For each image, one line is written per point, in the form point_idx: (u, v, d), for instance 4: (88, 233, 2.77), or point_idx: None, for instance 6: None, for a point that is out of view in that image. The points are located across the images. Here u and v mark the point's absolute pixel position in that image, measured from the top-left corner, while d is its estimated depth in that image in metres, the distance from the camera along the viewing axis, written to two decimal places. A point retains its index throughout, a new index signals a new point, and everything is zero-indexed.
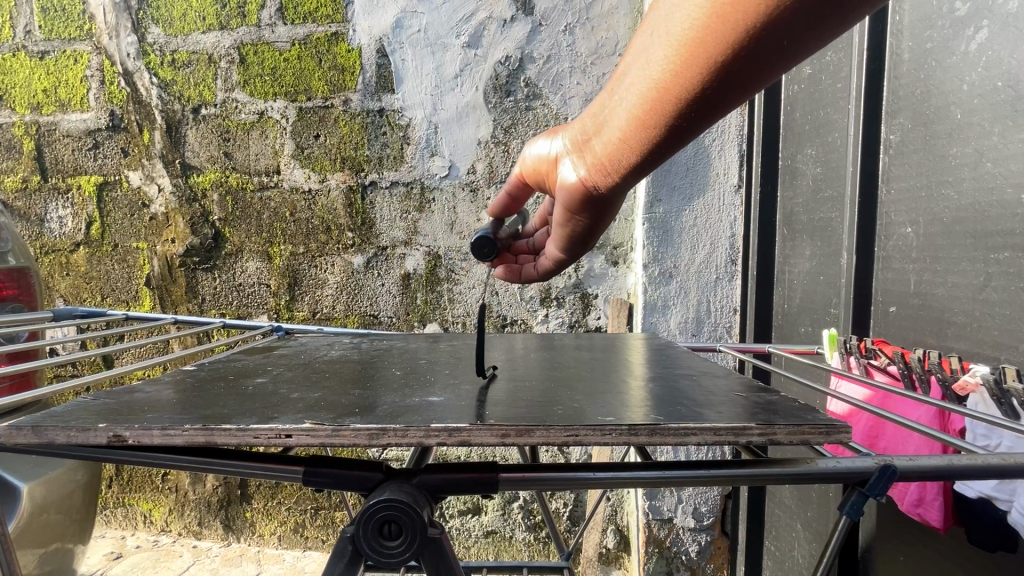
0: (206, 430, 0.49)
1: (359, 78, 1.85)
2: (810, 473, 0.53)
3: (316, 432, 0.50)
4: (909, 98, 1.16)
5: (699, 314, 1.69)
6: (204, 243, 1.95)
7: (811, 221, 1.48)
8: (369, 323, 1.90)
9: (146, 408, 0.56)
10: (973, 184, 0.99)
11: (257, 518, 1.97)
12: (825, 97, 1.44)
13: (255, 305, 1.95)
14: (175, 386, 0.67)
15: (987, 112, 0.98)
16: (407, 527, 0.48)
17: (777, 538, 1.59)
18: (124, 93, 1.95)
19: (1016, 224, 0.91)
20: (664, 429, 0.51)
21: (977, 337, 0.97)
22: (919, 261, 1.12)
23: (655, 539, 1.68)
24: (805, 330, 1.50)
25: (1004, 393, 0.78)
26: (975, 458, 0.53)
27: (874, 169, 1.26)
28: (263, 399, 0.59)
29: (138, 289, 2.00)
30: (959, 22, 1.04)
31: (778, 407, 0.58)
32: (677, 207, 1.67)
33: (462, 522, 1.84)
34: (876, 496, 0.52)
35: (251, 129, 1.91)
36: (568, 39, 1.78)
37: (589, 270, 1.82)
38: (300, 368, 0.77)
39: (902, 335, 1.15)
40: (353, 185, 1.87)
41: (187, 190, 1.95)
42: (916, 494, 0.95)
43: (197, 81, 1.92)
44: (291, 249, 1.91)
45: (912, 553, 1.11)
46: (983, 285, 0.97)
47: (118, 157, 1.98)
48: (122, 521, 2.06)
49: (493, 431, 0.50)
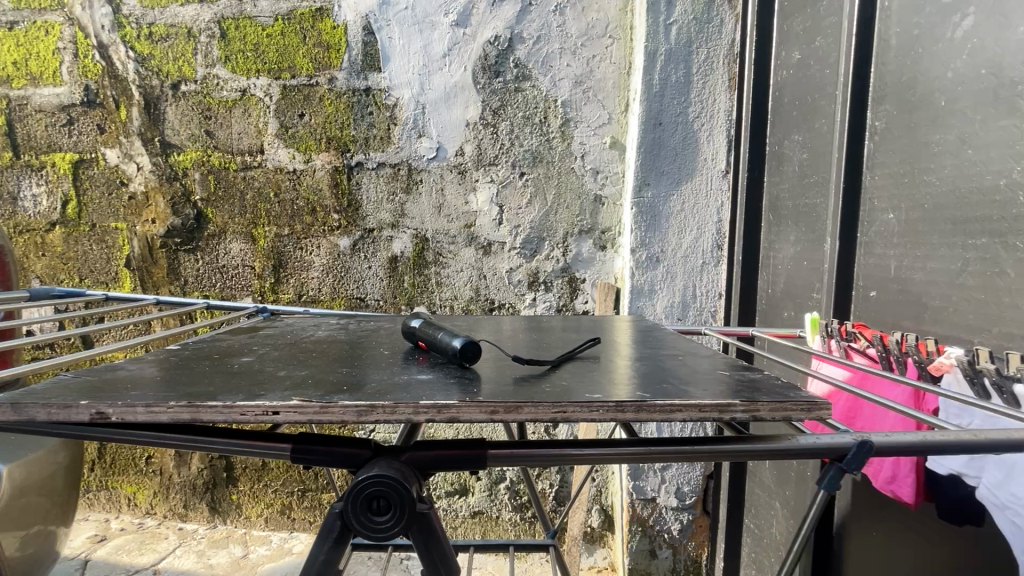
0: (191, 407, 0.49)
1: (344, 55, 1.81)
2: (791, 448, 0.54)
3: (304, 408, 0.50)
4: (895, 85, 1.17)
5: (685, 299, 1.71)
6: (186, 224, 1.91)
7: (797, 206, 1.50)
8: (355, 306, 1.88)
9: (130, 385, 0.56)
10: (954, 170, 1.01)
11: (243, 501, 1.97)
12: (814, 82, 1.44)
13: (239, 287, 1.92)
14: (158, 364, 0.66)
15: (971, 99, 0.99)
16: (396, 503, 0.48)
17: (756, 516, 1.64)
18: (99, 67, 1.88)
19: (994, 210, 0.93)
20: (650, 405, 0.51)
21: (953, 320, 1.00)
22: (900, 246, 1.14)
23: (639, 518, 1.72)
24: (788, 314, 1.53)
25: (976, 373, 0.80)
26: (947, 434, 0.54)
27: (859, 156, 1.27)
28: (250, 377, 0.59)
29: (118, 270, 1.96)
30: (946, 8, 1.05)
31: (761, 386, 0.59)
32: (666, 191, 1.68)
33: (449, 502, 1.86)
34: (853, 470, 0.54)
35: (233, 106, 1.86)
36: (558, 19, 1.75)
37: (577, 254, 1.82)
38: (286, 348, 0.77)
39: (881, 319, 1.18)
40: (339, 165, 1.84)
41: (167, 168, 1.90)
42: (890, 471, 0.98)
43: (176, 56, 1.86)
44: (276, 230, 1.88)
45: (886, 528, 1.15)
46: (960, 270, 0.99)
47: (94, 134, 1.92)
48: (105, 504, 2.04)
49: (481, 407, 0.50)
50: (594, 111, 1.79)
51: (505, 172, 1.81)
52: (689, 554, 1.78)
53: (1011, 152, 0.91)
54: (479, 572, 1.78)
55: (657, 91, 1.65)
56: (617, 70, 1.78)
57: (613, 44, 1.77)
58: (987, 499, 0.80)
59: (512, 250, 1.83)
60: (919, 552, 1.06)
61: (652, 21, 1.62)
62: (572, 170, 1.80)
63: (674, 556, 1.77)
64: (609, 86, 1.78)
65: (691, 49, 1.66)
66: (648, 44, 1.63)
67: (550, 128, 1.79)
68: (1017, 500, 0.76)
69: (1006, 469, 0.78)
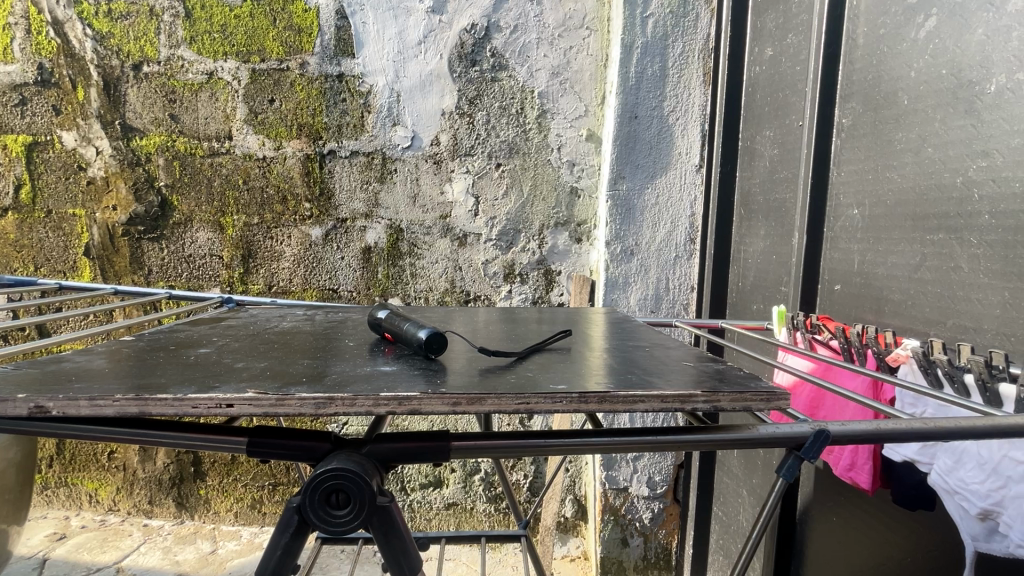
0: (139, 399, 0.47)
1: (316, 40, 1.76)
2: (752, 438, 0.55)
3: (259, 401, 0.49)
4: (862, 83, 1.20)
5: (658, 292, 1.73)
6: (150, 212, 1.84)
7: (767, 201, 1.52)
8: (327, 297, 1.84)
9: (75, 377, 0.54)
10: (915, 167, 1.04)
11: (211, 496, 1.92)
12: (785, 79, 1.46)
13: (206, 277, 1.86)
14: (109, 355, 0.64)
15: (932, 98, 1.01)
16: (355, 496, 0.47)
17: (725, 504, 1.68)
18: (54, 44, 1.79)
19: (951, 207, 0.96)
20: (613, 396, 0.52)
21: (910, 314, 1.03)
22: (864, 241, 1.17)
23: (611, 507, 1.74)
24: (757, 307, 1.56)
25: (930, 364, 0.83)
26: (900, 422, 0.56)
27: (826, 153, 1.30)
28: (206, 369, 0.58)
29: (77, 259, 1.87)
30: (911, 9, 1.07)
31: (723, 377, 0.60)
32: (641, 185, 1.69)
33: (423, 494, 1.86)
34: (811, 459, 0.55)
35: (199, 90, 1.79)
36: (535, 10, 1.74)
37: (553, 247, 1.82)
38: (247, 339, 0.74)
39: (845, 312, 1.22)
40: (310, 153, 1.80)
41: (129, 153, 1.82)
42: (849, 458, 1.01)
43: (137, 35, 1.78)
44: (244, 219, 1.83)
45: (846, 514, 1.19)
46: (918, 264, 1.02)
47: (49, 116, 1.82)
48: (65, 501, 1.97)
49: (444, 399, 0.50)
50: (570, 103, 1.78)
51: (481, 163, 1.80)
52: (659, 542, 1.81)
53: (968, 151, 0.93)
54: (453, 563, 1.78)
55: (633, 84, 1.65)
56: (594, 62, 1.77)
57: (590, 36, 1.76)
58: (938, 485, 0.83)
59: (488, 242, 1.82)
60: (876, 535, 1.10)
61: (628, 15, 1.62)
62: (548, 162, 1.80)
63: (645, 544, 1.80)
64: (586, 78, 1.78)
65: (667, 43, 1.66)
66: (625, 36, 1.63)
67: (526, 119, 1.78)
68: (965, 485, 0.78)
69: (955, 456, 0.81)
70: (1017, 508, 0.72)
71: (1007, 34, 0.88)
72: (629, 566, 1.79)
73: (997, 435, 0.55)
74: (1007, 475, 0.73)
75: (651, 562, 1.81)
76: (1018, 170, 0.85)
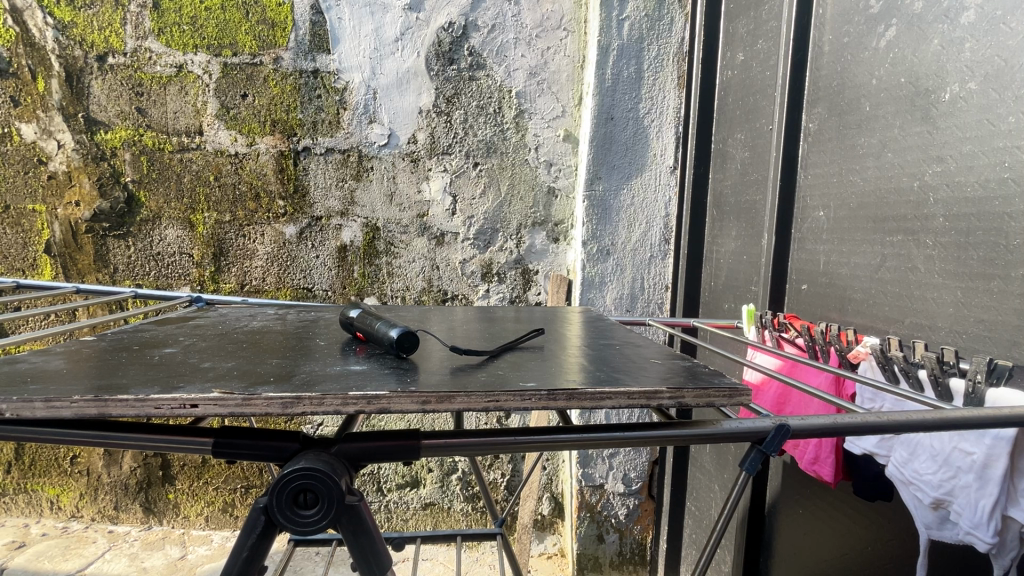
0: (99, 401, 0.47)
1: (291, 34, 1.73)
2: (715, 433, 0.57)
3: (224, 401, 0.48)
4: (828, 89, 1.24)
5: (633, 291, 1.75)
6: (115, 207, 1.78)
7: (738, 202, 1.56)
8: (302, 297, 1.81)
9: (29, 378, 0.52)
10: (875, 172, 1.08)
11: (181, 499, 1.87)
12: (756, 83, 1.50)
13: (175, 276, 1.81)
14: (68, 356, 0.62)
15: (891, 105, 1.05)
16: (323, 496, 0.47)
17: (697, 499, 1.72)
18: (12, 33, 1.72)
19: (908, 211, 1.00)
20: (581, 393, 0.53)
21: (871, 312, 1.07)
22: (829, 242, 1.21)
23: (587, 504, 1.76)
24: (728, 306, 1.60)
25: (887, 361, 0.86)
26: (856, 416, 0.58)
27: (794, 156, 1.34)
28: (170, 369, 0.56)
29: (37, 256, 1.81)
30: (873, 18, 1.11)
31: (690, 374, 0.61)
32: (617, 185, 1.71)
33: (400, 495, 1.85)
34: (772, 453, 0.57)
35: (168, 83, 1.74)
36: (513, 10, 1.75)
37: (531, 246, 1.83)
38: (215, 339, 0.73)
39: (811, 310, 1.26)
40: (285, 149, 1.77)
41: (93, 147, 1.76)
42: (813, 452, 1.04)
43: (102, 25, 1.72)
44: (216, 216, 1.79)
45: (811, 506, 1.23)
46: (878, 265, 1.06)
47: (7, 107, 1.76)
48: (25, 508, 1.90)
49: (412, 398, 0.51)
50: (547, 103, 1.79)
51: (458, 162, 1.79)
52: (634, 538, 1.84)
53: (924, 156, 0.98)
54: (430, 563, 1.79)
55: (610, 86, 1.67)
56: (571, 63, 1.78)
57: (568, 36, 1.78)
58: (895, 476, 0.87)
59: (465, 241, 1.81)
60: (840, 526, 1.15)
61: (605, 17, 1.64)
62: (525, 162, 1.81)
63: (621, 540, 1.83)
64: (563, 79, 1.79)
65: (643, 46, 1.69)
66: (602, 38, 1.65)
67: (504, 119, 1.79)
68: (919, 476, 0.82)
69: (910, 448, 0.85)
70: (965, 498, 0.75)
71: (960, 45, 0.92)
72: (605, 562, 1.81)
73: (944, 427, 0.58)
74: (957, 466, 0.76)
75: (626, 557, 1.84)
76: (970, 175, 0.89)
